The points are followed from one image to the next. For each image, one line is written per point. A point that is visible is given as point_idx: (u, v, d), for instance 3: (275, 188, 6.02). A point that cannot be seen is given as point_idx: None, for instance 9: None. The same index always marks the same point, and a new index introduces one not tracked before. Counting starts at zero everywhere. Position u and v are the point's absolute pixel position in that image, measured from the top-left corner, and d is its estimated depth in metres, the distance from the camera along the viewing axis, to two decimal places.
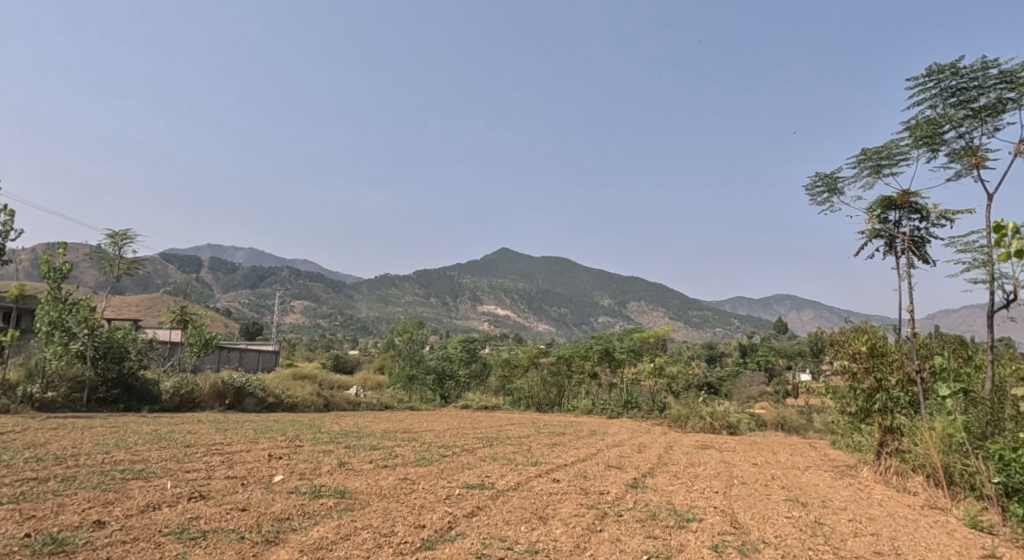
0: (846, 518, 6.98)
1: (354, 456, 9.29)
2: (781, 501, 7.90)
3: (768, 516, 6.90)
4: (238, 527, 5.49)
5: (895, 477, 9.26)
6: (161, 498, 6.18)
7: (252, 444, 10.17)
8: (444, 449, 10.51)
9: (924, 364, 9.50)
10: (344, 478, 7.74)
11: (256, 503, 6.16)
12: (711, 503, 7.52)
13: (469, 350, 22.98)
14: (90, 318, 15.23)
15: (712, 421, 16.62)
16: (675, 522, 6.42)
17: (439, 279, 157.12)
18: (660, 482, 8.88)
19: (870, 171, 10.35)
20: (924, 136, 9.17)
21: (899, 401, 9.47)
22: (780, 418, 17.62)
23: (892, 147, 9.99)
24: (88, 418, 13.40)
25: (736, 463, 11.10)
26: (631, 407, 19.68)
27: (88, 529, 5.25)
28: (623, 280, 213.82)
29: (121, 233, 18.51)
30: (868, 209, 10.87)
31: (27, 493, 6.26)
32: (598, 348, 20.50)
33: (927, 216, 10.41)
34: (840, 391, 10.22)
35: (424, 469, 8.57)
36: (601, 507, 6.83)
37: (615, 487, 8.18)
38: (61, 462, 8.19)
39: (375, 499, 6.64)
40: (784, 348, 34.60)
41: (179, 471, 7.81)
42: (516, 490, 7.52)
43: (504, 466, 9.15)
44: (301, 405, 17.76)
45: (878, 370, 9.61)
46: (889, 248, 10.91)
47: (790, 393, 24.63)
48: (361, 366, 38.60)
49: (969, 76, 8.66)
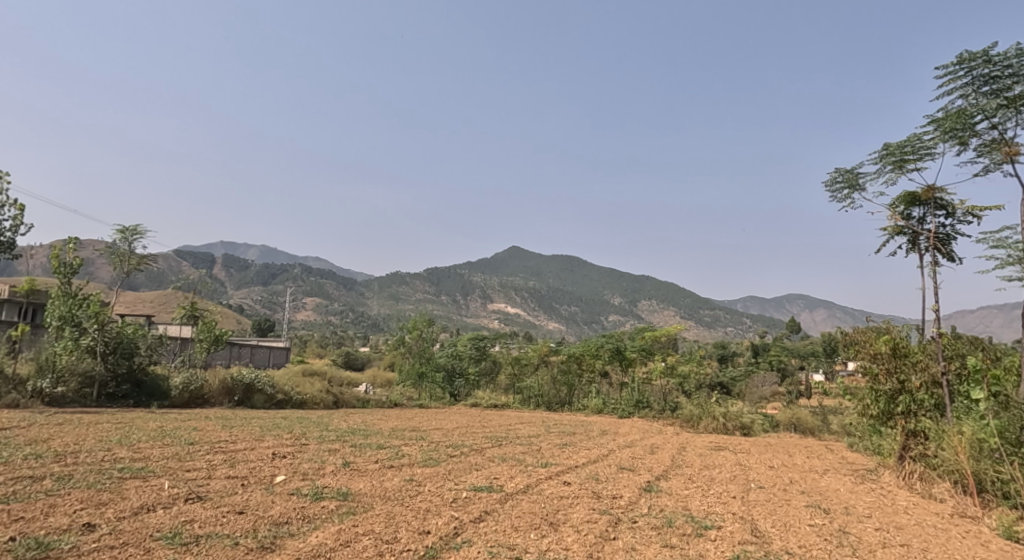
0: (873, 528, 6.64)
1: (360, 456, 9.03)
2: (802, 507, 7.57)
3: (790, 525, 6.57)
4: (233, 531, 5.24)
5: (919, 482, 8.91)
6: (156, 499, 5.94)
7: (257, 441, 9.99)
8: (452, 448, 10.25)
9: (948, 365, 9.19)
10: (348, 479, 7.47)
11: (254, 506, 5.92)
12: (729, 509, 7.21)
13: (479, 348, 22.50)
14: (101, 313, 15.07)
15: (725, 422, 16.28)
16: (693, 530, 6.10)
17: (450, 276, 157.10)
18: (675, 485, 8.59)
19: (893, 167, 9.99)
20: (954, 128, 8.77)
21: (924, 403, 9.08)
22: (795, 419, 17.18)
23: (917, 140, 9.63)
24: (97, 414, 13.23)
25: (753, 466, 10.77)
26: (642, 406, 19.35)
27: (76, 533, 5.01)
28: (633, 279, 213.06)
29: (132, 229, 18.36)
30: (891, 205, 10.49)
31: (18, 493, 6.02)
32: (609, 347, 20.01)
33: (952, 212, 10.03)
34: (859, 393, 9.83)
35: (430, 470, 8.30)
36: (614, 512, 6.53)
37: (627, 491, 7.89)
38: (60, 460, 7.97)
39: (379, 502, 6.37)
40: (795, 347, 34.19)
41: (178, 471, 7.58)
42: (526, 493, 7.23)
43: (513, 467, 8.88)
44: (309, 403, 17.60)
45: (901, 371, 9.22)
46: (912, 246, 10.53)
47: (804, 394, 24.26)
48: (371, 362, 38.69)
49: (1002, 64, 8.30)
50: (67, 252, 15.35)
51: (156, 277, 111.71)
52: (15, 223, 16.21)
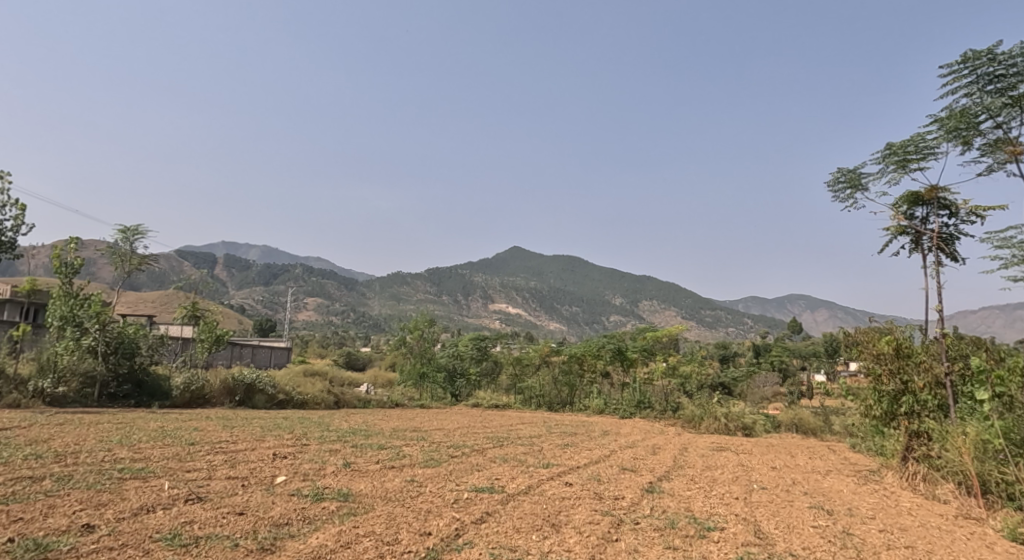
0: (877, 529, 6.60)
1: (361, 456, 9.00)
2: (805, 508, 7.53)
3: (793, 526, 6.53)
4: (233, 533, 5.21)
5: (923, 484, 8.86)
6: (156, 500, 5.92)
7: (258, 442, 9.97)
8: (453, 449, 10.22)
9: (952, 366, 9.16)
10: (349, 479, 7.45)
11: (254, 507, 5.88)
12: (732, 510, 7.17)
13: (480, 349, 22.48)
14: (102, 313, 15.06)
15: (727, 422, 16.23)
16: (696, 531, 6.06)
17: (451, 276, 157.12)
18: (677, 486, 8.55)
19: (896, 167, 9.94)
20: (958, 128, 8.72)
21: (927, 404, 9.03)
22: (797, 420, 17.13)
23: (920, 140, 9.59)
24: (98, 414, 13.22)
25: (755, 467, 10.73)
26: (643, 407, 19.32)
27: (75, 534, 4.99)
28: (635, 279, 212.99)
29: (133, 229, 18.36)
30: (894, 205, 10.45)
31: (18, 494, 6.00)
32: (610, 347, 19.99)
33: (955, 212, 9.99)
34: (862, 394, 9.79)
35: (431, 471, 8.27)
36: (617, 514, 6.49)
37: (630, 492, 7.85)
38: (60, 460, 7.95)
39: (380, 503, 6.34)
40: (796, 347, 34.16)
41: (178, 471, 7.55)
42: (527, 494, 7.20)
43: (515, 468, 8.85)
44: (310, 403, 17.57)
45: (904, 372, 9.18)
46: (915, 246, 10.49)
47: (805, 395, 24.21)
48: (372, 362, 38.71)
49: (1006, 63, 8.27)
50: (69, 252, 15.34)
51: (157, 277, 111.78)
52: (16, 223, 16.20)
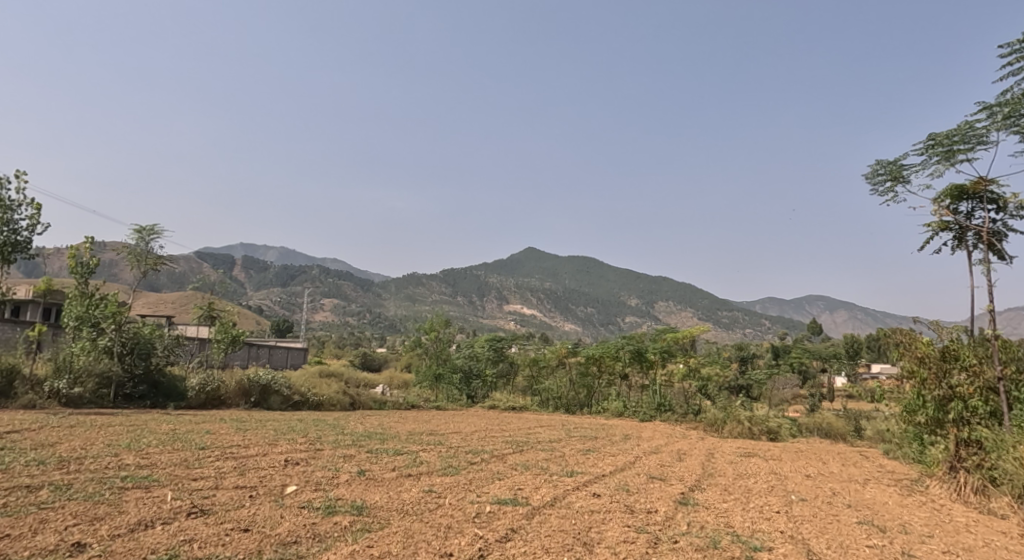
0: (940, 550, 6.02)
1: (376, 463, 8.52)
2: (854, 524, 6.95)
3: (848, 546, 5.96)
4: (235, 554, 4.77)
5: (976, 496, 8.24)
6: (156, 513, 5.49)
7: (269, 446, 9.54)
8: (471, 454, 9.72)
9: (1005, 369, 8.54)
10: (364, 489, 6.98)
11: (261, 522, 5.44)
12: (775, 526, 6.61)
13: (496, 350, 21.97)
14: (118, 312, 14.70)
15: (751, 426, 15.60)
16: (742, 553, 5.53)
17: (466, 277, 156.67)
18: (711, 498, 7.99)
19: (941, 158, 9.31)
20: (1015, 114, 8.13)
21: (978, 411, 8.36)
22: (823, 424, 16.46)
23: (968, 128, 8.96)
24: (111, 415, 12.94)
25: (789, 475, 10.13)
26: (664, 410, 18.70)
27: (63, 555, 4.56)
28: (650, 279, 211.42)
29: (148, 228, 18.10)
30: (936, 199, 9.79)
31: (10, 505, 5.61)
32: (629, 349, 19.26)
33: (1004, 206, 9.34)
34: (904, 399, 9.12)
35: (450, 480, 7.78)
36: (652, 531, 5.98)
37: (662, 504, 7.30)
38: (64, 467, 7.59)
39: (396, 517, 5.87)
40: (819, 350, 33.44)
41: (185, 479, 7.14)
42: (553, 507, 6.70)
43: (537, 476, 8.32)
44: (325, 404, 17.16)
45: (952, 376, 8.51)
46: (958, 242, 9.84)
47: (827, 397, 23.42)
48: (388, 363, 38.64)
49: None
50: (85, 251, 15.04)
51: (175, 278, 112.58)
52: (31, 222, 15.87)
